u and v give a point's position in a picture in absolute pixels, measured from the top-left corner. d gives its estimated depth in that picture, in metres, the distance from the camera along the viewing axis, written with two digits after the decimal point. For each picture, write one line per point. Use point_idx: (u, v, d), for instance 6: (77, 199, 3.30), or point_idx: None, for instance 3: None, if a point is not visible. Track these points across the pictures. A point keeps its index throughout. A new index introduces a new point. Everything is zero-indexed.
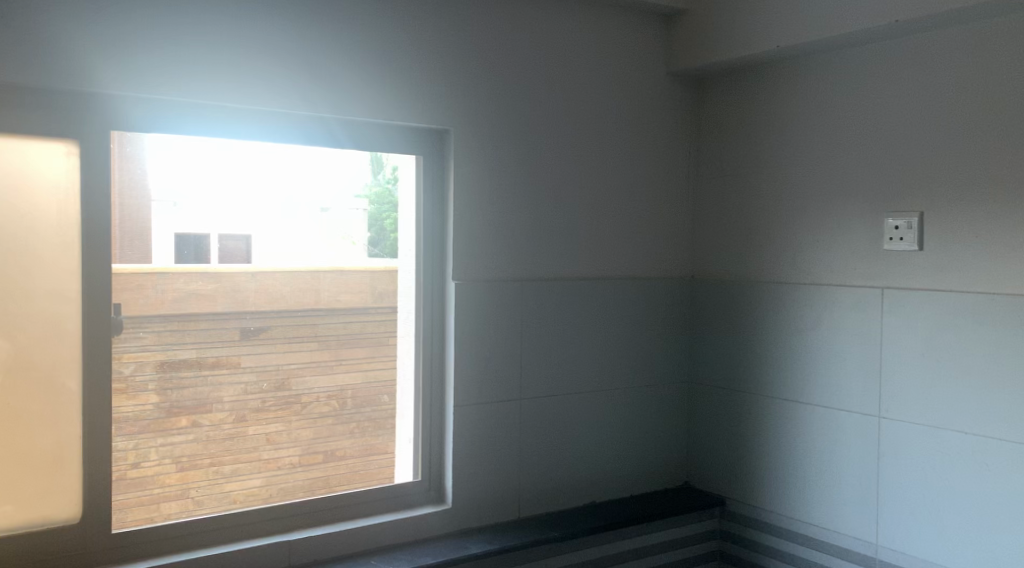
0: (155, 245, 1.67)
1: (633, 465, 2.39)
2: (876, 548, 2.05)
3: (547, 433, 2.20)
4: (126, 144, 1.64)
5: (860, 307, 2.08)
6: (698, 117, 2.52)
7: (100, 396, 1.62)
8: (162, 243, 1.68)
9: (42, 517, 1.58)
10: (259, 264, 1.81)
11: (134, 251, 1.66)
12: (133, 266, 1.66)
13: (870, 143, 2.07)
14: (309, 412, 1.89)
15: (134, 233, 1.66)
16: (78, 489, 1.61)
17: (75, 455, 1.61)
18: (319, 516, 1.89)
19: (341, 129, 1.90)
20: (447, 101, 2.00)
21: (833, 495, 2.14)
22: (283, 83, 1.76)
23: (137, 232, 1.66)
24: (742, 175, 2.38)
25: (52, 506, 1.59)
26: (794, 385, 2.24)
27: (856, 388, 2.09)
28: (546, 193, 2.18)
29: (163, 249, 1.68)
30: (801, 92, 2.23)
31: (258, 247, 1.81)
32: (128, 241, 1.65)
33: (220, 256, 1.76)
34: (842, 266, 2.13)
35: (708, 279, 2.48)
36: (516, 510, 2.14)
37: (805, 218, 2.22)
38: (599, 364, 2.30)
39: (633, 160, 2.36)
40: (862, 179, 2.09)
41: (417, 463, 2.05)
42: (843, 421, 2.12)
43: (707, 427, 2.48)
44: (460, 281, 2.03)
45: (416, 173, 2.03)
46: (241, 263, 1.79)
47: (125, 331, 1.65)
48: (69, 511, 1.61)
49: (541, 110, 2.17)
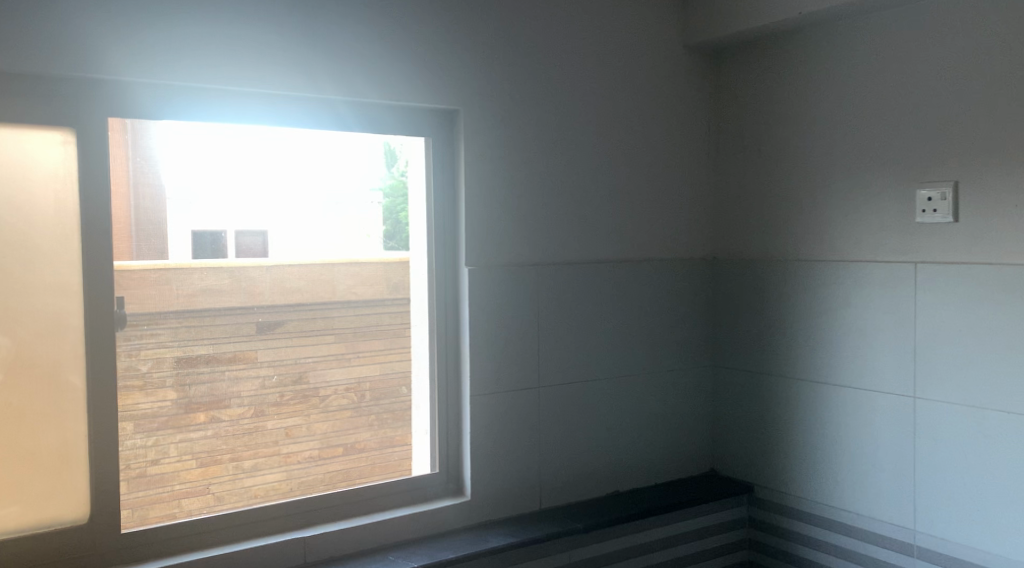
0: (171, 241, 1.67)
1: (656, 452, 2.34)
2: (913, 535, 1.97)
3: (568, 421, 2.15)
4: (126, 131, 1.62)
5: (892, 282, 1.99)
6: (715, 94, 2.44)
7: (105, 392, 1.60)
8: (179, 239, 1.68)
9: (50, 518, 1.56)
10: (275, 258, 1.79)
11: (150, 248, 1.65)
12: (148, 263, 1.65)
13: (901, 111, 1.97)
14: (327, 406, 1.87)
15: (148, 229, 1.64)
16: (85, 489, 1.59)
17: (81, 454, 1.59)
18: (338, 512, 1.87)
19: (345, 111, 1.86)
20: (456, 82, 1.95)
21: (866, 479, 2.06)
22: (283, 65, 1.73)
23: (146, 228, 1.64)
24: (764, 149, 2.30)
25: (59, 506, 1.57)
26: (822, 365, 2.16)
27: (888, 366, 2.00)
28: (560, 174, 2.13)
29: (180, 246, 1.68)
30: (825, 62, 2.13)
31: (268, 240, 1.78)
32: (138, 236, 1.63)
33: (237, 251, 1.75)
34: (871, 240, 2.04)
35: (731, 259, 2.40)
36: (538, 500, 2.11)
37: (831, 191, 2.13)
38: (619, 349, 2.25)
39: (651, 139, 2.29)
40: (891, 149, 2.00)
41: (435, 454, 2.02)
42: (875, 402, 2.03)
43: (732, 412, 2.41)
44: (474, 268, 1.99)
45: (425, 157, 1.99)
46: (258, 257, 1.77)
47: (139, 328, 1.64)
48: (77, 512, 1.59)
49: (555, 87, 2.11)
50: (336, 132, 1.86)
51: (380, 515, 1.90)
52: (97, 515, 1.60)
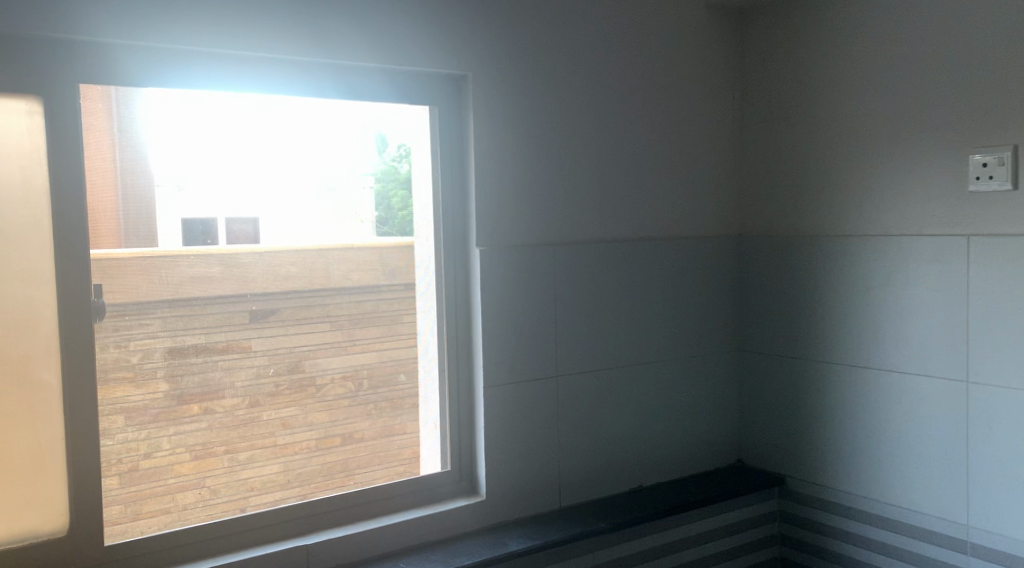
0: (161, 229, 1.55)
1: (681, 444, 2.19)
2: (966, 530, 1.79)
3: (587, 411, 2.01)
4: (99, 99, 1.49)
5: (942, 257, 1.80)
6: (744, 55, 2.24)
7: (80, 389, 1.49)
8: (169, 227, 1.56)
9: (24, 531, 1.46)
10: (269, 245, 1.67)
11: (140, 236, 1.54)
12: (138, 250, 1.54)
13: (954, 65, 1.77)
14: (324, 395, 1.75)
15: (135, 214, 1.53)
16: (64, 499, 1.49)
17: (59, 461, 1.48)
18: (342, 516, 1.76)
19: (336, 77, 1.72)
20: (461, 43, 1.78)
21: (914, 472, 1.89)
22: (264, 25, 1.57)
23: (135, 216, 1.53)
24: (797, 113, 2.10)
25: (34, 517, 1.47)
26: (861, 348, 1.98)
27: (939, 349, 1.82)
28: (576, 143, 1.96)
29: (170, 233, 1.56)
30: (868, 14, 1.92)
31: (265, 227, 1.67)
32: (124, 221, 1.52)
33: (228, 238, 1.63)
34: (919, 211, 1.85)
35: (759, 236, 2.22)
36: (556, 497, 1.97)
37: (875, 157, 1.93)
38: (640, 333, 2.09)
39: (674, 105, 2.12)
40: (943, 107, 1.80)
41: (445, 451, 1.90)
42: (924, 388, 1.86)
43: (761, 400, 2.25)
44: (484, 249, 1.84)
45: (428, 130, 1.84)
46: (250, 245, 1.65)
47: (129, 319, 1.54)
48: (53, 525, 1.48)
49: (569, 49, 1.93)
50: (328, 99, 1.72)
51: (386, 519, 1.78)
52: (81, 521, 1.50)
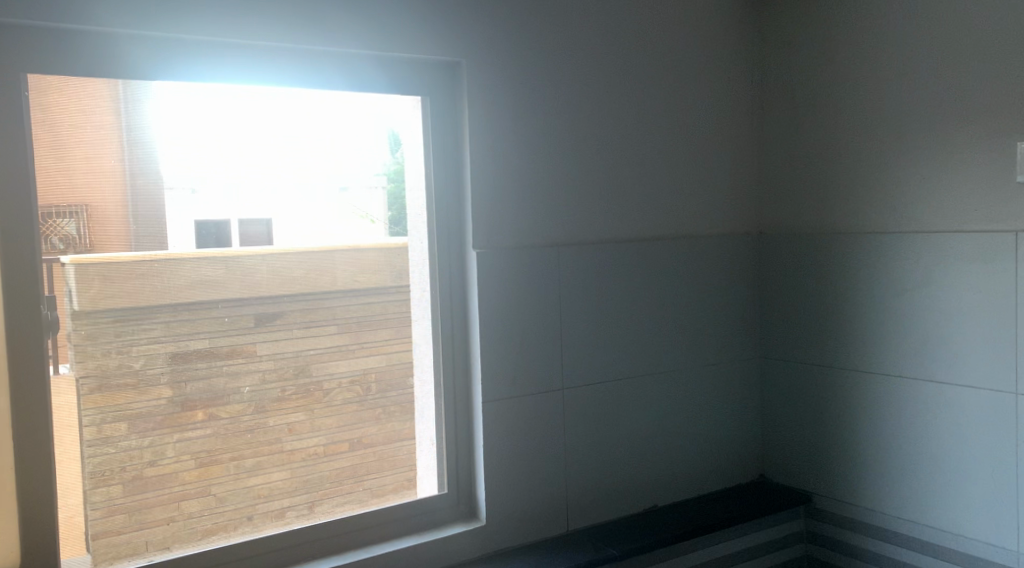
0: (171, 232, 1.53)
1: (698, 457, 2.07)
2: (1017, 557, 1.64)
3: (596, 422, 1.92)
4: (51, 90, 1.42)
5: (983, 257, 1.67)
6: (766, 41, 2.12)
7: (31, 404, 1.41)
8: (180, 231, 1.54)
9: None
10: (282, 245, 1.64)
11: (151, 238, 1.51)
12: (149, 254, 1.51)
13: (998, 45, 1.63)
14: (332, 400, 1.70)
15: (144, 217, 1.50)
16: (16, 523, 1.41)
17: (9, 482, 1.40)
18: (336, 545, 1.70)
19: (326, 62, 1.66)
20: (459, 30, 1.72)
21: (957, 494, 1.74)
22: (247, 16, 1.52)
23: (149, 219, 1.51)
24: (822, 102, 1.98)
25: None
26: (893, 355, 1.84)
27: (982, 356, 1.68)
28: (580, 136, 1.87)
29: (182, 236, 1.54)
30: None
31: (277, 226, 1.63)
32: (134, 226, 1.49)
33: (241, 239, 1.60)
34: (958, 205, 1.71)
35: (781, 235, 2.10)
36: (565, 523, 1.89)
37: (908, 147, 1.80)
38: (651, 338, 1.99)
39: (688, 96, 2.02)
40: (984, 91, 1.66)
41: (441, 476, 1.83)
42: (966, 399, 1.71)
43: (785, 411, 2.11)
44: (482, 250, 1.76)
45: (423, 121, 1.78)
46: (263, 245, 1.62)
47: (133, 323, 1.50)
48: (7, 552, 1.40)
49: (573, 37, 1.86)
50: (314, 90, 1.66)
51: (379, 547, 1.71)
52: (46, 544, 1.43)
